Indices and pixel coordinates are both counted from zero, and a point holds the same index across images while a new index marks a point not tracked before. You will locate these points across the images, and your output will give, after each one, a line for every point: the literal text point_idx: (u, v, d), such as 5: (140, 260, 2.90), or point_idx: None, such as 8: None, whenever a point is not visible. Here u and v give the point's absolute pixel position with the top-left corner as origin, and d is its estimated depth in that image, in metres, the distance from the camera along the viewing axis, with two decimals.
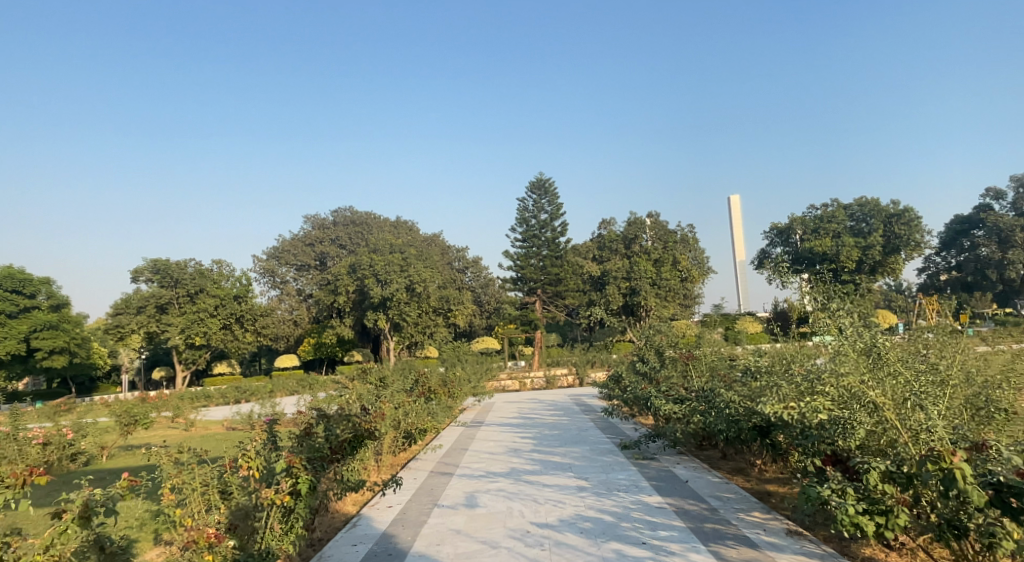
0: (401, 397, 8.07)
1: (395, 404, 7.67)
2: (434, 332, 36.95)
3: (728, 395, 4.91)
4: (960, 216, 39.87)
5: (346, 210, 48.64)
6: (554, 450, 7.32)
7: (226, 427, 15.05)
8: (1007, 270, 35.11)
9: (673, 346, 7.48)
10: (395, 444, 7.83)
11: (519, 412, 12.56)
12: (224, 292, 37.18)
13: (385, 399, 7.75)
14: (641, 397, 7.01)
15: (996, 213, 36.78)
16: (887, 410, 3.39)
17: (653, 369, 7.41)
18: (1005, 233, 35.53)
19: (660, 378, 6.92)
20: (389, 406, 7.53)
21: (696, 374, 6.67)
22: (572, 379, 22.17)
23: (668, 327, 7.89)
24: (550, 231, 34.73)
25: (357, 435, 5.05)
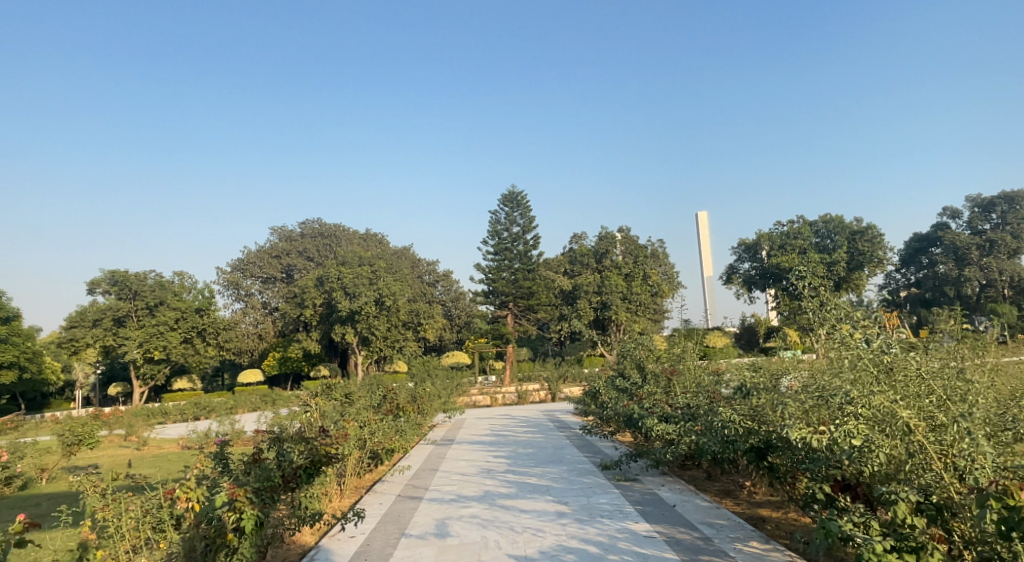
0: (367, 416, 7.59)
1: (360, 423, 7.20)
2: (403, 346, 36.30)
3: (724, 414, 4.58)
4: (919, 234, 40.89)
5: (314, 222, 47.72)
6: (530, 470, 6.92)
7: (181, 445, 14.27)
8: (965, 287, 35.99)
9: (655, 361, 7.16)
10: (360, 465, 7.34)
11: (491, 429, 12.11)
12: (185, 304, 36.01)
13: (349, 418, 7.27)
14: (622, 414, 6.65)
15: (954, 231, 37.81)
16: (917, 433, 3.09)
17: (634, 385, 7.10)
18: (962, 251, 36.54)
19: (641, 393, 6.60)
20: (353, 425, 7.06)
21: (680, 389, 6.35)
22: (544, 394, 21.80)
23: (648, 340, 7.65)
24: (522, 244, 34.46)
25: (317, 459, 4.55)
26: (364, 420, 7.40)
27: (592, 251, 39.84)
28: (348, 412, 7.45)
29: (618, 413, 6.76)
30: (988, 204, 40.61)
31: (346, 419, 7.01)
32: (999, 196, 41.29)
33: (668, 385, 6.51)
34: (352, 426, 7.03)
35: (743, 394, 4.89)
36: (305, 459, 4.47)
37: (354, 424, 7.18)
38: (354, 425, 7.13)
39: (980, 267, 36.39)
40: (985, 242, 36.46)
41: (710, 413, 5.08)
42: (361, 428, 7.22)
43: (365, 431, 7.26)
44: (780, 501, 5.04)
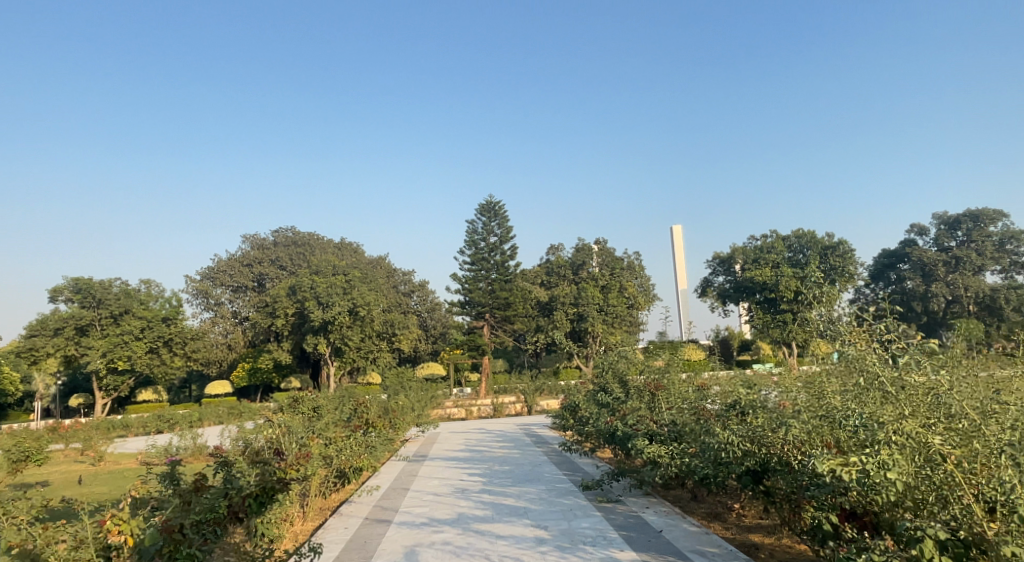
0: (334, 432, 7.18)
1: (325, 440, 6.81)
2: (377, 357, 35.72)
3: (720, 432, 4.30)
4: (887, 250, 41.54)
5: (288, 230, 46.85)
6: (506, 490, 6.55)
7: (141, 460, 13.60)
8: (931, 302, 36.51)
9: (639, 374, 6.85)
10: (325, 485, 6.92)
11: (466, 444, 11.69)
12: (152, 313, 34.95)
13: (315, 435, 6.88)
14: (605, 431, 6.32)
15: (921, 248, 38.48)
16: (951, 463, 2.88)
17: (617, 400, 6.77)
18: (929, 267, 37.18)
19: (625, 409, 6.28)
20: (318, 443, 6.67)
21: (665, 405, 6.06)
22: (520, 407, 21.42)
23: (630, 352, 7.34)
24: (499, 254, 34.18)
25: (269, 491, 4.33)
26: (330, 437, 7.00)
27: (569, 262, 39.72)
28: (314, 428, 7.06)
29: (599, 430, 6.42)
30: (953, 222, 41.48)
31: (311, 437, 6.62)
32: (964, 213, 42.30)
33: (653, 400, 6.21)
34: (317, 444, 6.64)
35: (737, 413, 4.61)
36: (255, 487, 4.09)
37: (320, 441, 6.79)
38: (319, 443, 6.74)
39: (947, 283, 37.08)
40: (952, 259, 37.34)
41: (702, 432, 4.80)
42: (327, 446, 6.83)
43: (331, 449, 6.86)
44: (771, 526, 4.76)
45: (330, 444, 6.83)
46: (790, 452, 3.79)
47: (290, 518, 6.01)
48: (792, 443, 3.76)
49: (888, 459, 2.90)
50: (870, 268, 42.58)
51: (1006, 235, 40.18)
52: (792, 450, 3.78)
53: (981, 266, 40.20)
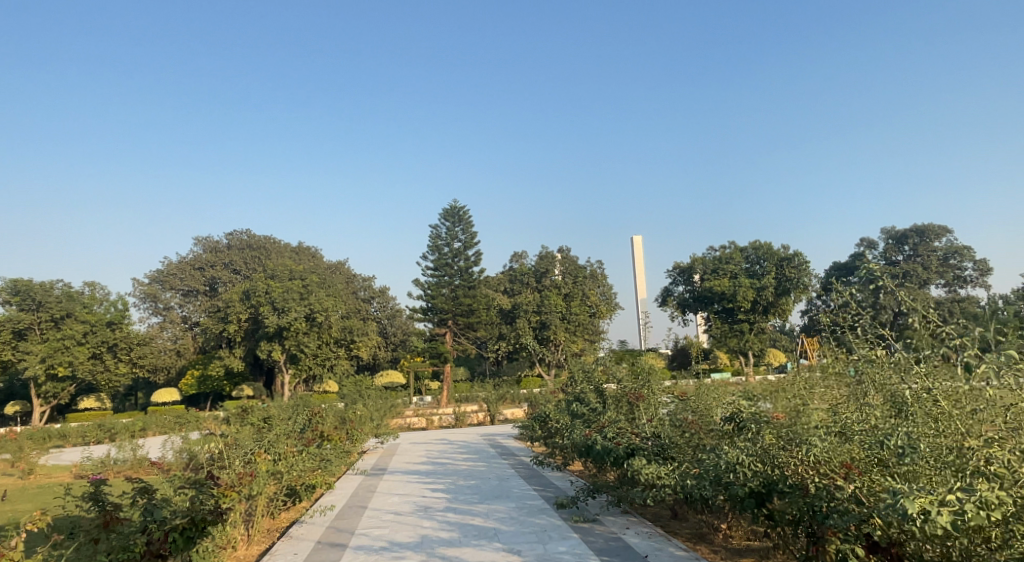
0: (285, 447, 6.62)
1: (275, 455, 6.27)
2: (334, 365, 34.77)
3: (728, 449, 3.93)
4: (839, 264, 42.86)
5: (243, 233, 45.30)
6: (474, 509, 6.06)
7: (75, 475, 12.62)
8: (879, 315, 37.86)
9: (618, 384, 6.46)
10: (273, 505, 6.36)
11: (428, 456, 11.15)
12: (96, 317, 33.23)
13: (264, 452, 6.34)
14: (580, 445, 5.90)
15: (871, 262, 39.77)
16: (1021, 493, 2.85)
17: (593, 410, 6.41)
18: None
19: (601, 421, 5.86)
20: (266, 461, 6.14)
21: (645, 416, 5.67)
22: (482, 416, 20.90)
23: (607, 359, 7.04)
24: (464, 260, 33.72)
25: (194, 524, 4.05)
26: (282, 452, 6.46)
27: (531, 270, 39.42)
28: (264, 443, 6.52)
29: (572, 442, 6.01)
30: (901, 237, 43.07)
31: (257, 454, 6.09)
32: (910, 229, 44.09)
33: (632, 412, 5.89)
34: (266, 462, 6.12)
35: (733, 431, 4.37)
36: (183, 518, 4.06)
37: (268, 458, 6.26)
38: (268, 460, 6.22)
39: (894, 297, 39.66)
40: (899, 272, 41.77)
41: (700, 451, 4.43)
42: (277, 463, 6.28)
43: (282, 465, 6.33)
44: (761, 547, 4.43)
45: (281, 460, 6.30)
46: (806, 473, 3.52)
47: (232, 543, 5.48)
48: (810, 464, 3.49)
49: (990, 495, 2.67)
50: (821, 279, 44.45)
51: (949, 251, 41.71)
52: (806, 472, 3.52)
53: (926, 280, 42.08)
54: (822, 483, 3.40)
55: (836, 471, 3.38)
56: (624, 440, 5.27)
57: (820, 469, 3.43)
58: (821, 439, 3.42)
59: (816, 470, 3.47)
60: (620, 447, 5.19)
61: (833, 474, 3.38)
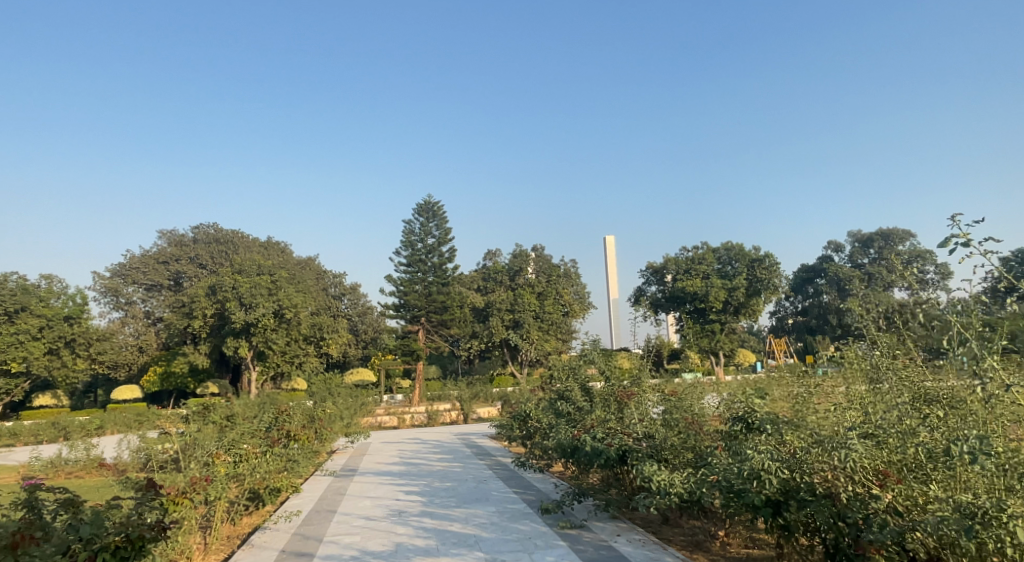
0: (243, 448, 6.20)
1: (234, 460, 5.80)
2: (302, 363, 33.99)
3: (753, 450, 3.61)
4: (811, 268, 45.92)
5: (210, 227, 44.07)
6: (452, 513, 5.68)
7: (23, 476, 11.87)
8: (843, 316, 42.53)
9: (605, 380, 6.12)
10: (233, 511, 5.91)
11: (400, 456, 10.72)
12: (53, 311, 31.86)
13: (223, 456, 5.88)
14: (567, 445, 5.52)
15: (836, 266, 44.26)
16: None
17: (580, 409, 6.07)
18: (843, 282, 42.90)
19: (590, 421, 5.49)
20: (226, 465, 5.67)
21: (634, 414, 5.30)
22: (455, 415, 20.47)
23: (595, 354, 6.71)
24: (437, 257, 33.30)
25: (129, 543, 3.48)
26: (243, 456, 5.99)
27: (505, 268, 39.08)
28: (224, 447, 6.05)
29: (558, 441, 5.64)
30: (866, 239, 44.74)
31: (214, 458, 5.62)
32: (875, 232, 45.18)
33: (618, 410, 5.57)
34: (225, 467, 5.65)
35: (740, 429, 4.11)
36: (116, 536, 3.48)
37: (228, 462, 5.79)
38: (228, 465, 5.76)
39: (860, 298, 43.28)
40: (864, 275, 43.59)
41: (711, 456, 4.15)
42: (236, 468, 5.80)
43: (243, 469, 5.85)
44: (762, 555, 4.17)
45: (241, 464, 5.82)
46: (837, 481, 3.34)
47: (185, 554, 5.05)
48: (843, 471, 3.30)
49: None
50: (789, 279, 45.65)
51: (912, 254, 42.68)
52: (836, 479, 3.35)
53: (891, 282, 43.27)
54: (853, 491, 3.28)
55: (871, 480, 3.28)
56: (617, 440, 4.93)
57: (855, 477, 3.26)
58: (859, 444, 3.20)
59: (850, 478, 3.29)
60: (614, 448, 4.82)
61: (868, 482, 3.28)
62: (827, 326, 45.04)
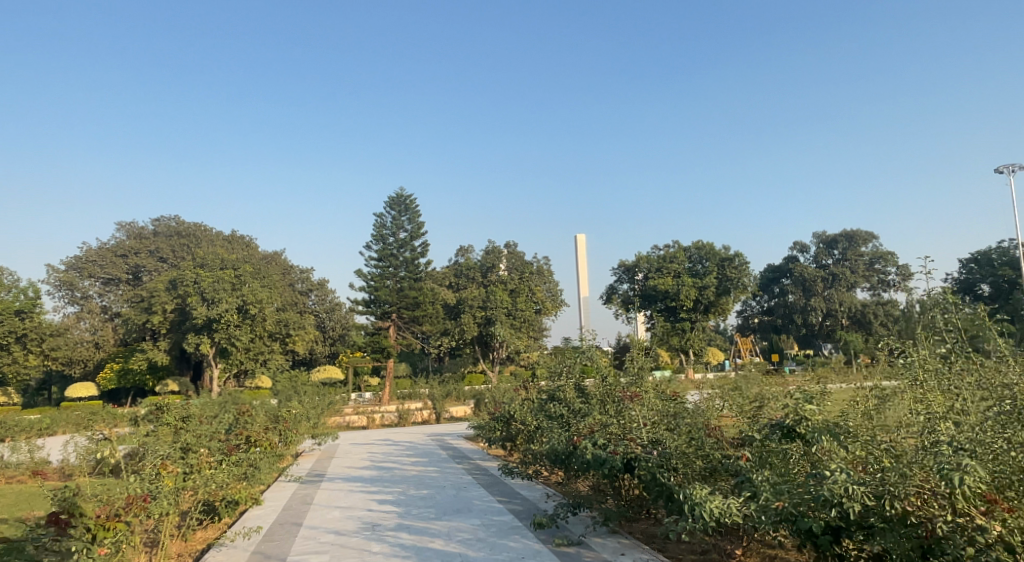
0: (196, 456, 5.63)
1: (184, 470, 5.17)
2: (267, 360, 32.97)
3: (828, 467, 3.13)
4: (775, 265, 47.69)
5: (171, 219, 42.51)
6: (432, 527, 5.14)
7: None
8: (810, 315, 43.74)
9: (605, 374, 5.63)
10: (184, 525, 5.24)
11: (372, 459, 10.14)
12: (2, 305, 30.23)
13: (172, 465, 5.25)
14: (562, 450, 4.99)
15: (801, 265, 45.36)
16: None
17: (575, 410, 5.57)
18: (808, 283, 44.30)
19: (590, 425, 4.98)
20: (174, 475, 5.05)
21: (640, 415, 4.83)
22: (427, 414, 19.84)
23: (593, 351, 6.20)
24: (409, 251, 32.64)
25: None
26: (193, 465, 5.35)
27: (477, 264, 38.54)
28: (175, 455, 5.43)
29: (551, 447, 5.13)
30: (831, 241, 45.88)
31: (160, 468, 4.99)
32: (840, 233, 45.79)
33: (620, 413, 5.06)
34: (173, 477, 5.03)
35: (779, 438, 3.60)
36: None
37: (178, 472, 5.16)
38: (178, 476, 5.13)
39: (824, 298, 43.87)
40: (828, 275, 44.19)
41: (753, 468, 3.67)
42: (186, 478, 5.18)
43: (195, 479, 5.23)
44: None
45: (193, 474, 5.20)
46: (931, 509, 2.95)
47: None
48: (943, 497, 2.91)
49: None
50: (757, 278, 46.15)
51: (874, 255, 44.87)
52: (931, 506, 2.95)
53: (853, 283, 44.40)
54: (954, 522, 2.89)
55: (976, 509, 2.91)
56: (623, 447, 4.32)
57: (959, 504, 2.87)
58: (976, 465, 2.78)
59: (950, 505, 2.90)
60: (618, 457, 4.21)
61: (972, 511, 2.91)
62: (792, 326, 45.90)
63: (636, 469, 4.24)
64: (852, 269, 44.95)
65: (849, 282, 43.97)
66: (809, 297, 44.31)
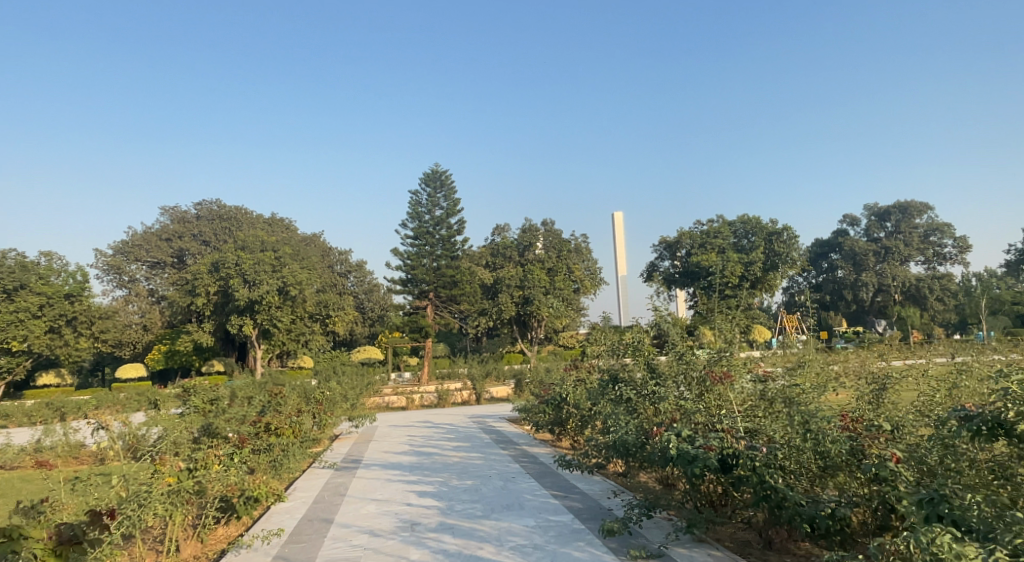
0: (204, 452, 5.03)
1: (191, 464, 4.68)
2: (309, 341, 33.03)
3: None
4: (821, 240, 46.23)
5: (213, 203, 42.67)
6: (479, 528, 4.42)
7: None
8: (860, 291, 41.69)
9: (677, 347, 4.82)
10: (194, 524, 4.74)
11: (411, 443, 9.53)
12: (53, 289, 30.80)
13: (177, 462, 4.77)
14: (635, 443, 4.22)
15: (852, 239, 43.41)
16: None
17: (643, 394, 4.76)
18: (859, 257, 42.27)
19: (673, 414, 4.17)
20: (177, 472, 4.56)
21: (735, 399, 4.02)
22: (467, 394, 19.27)
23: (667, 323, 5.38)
24: (446, 229, 31.98)
25: None
26: (202, 458, 4.82)
27: (514, 243, 37.76)
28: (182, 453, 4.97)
29: (618, 439, 4.34)
30: (884, 213, 43.75)
31: (157, 466, 4.50)
32: (892, 204, 43.49)
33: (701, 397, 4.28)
34: (175, 475, 4.54)
35: (958, 436, 2.76)
36: None
37: (182, 468, 4.67)
38: (183, 473, 4.62)
39: (875, 272, 41.74)
40: (880, 249, 42.39)
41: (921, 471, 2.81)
42: (193, 473, 4.66)
43: (203, 472, 4.73)
44: None
45: (201, 465, 4.71)
46: None
47: None
48: None
49: None
50: (804, 253, 44.32)
51: (930, 228, 42.70)
52: None
53: (907, 256, 42.23)
54: None
55: None
56: (717, 442, 3.42)
57: None
58: None
59: None
60: (714, 452, 3.32)
61: None
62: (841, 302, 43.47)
63: (734, 468, 3.40)
64: (907, 242, 42.80)
65: (903, 256, 41.97)
66: (860, 273, 42.25)
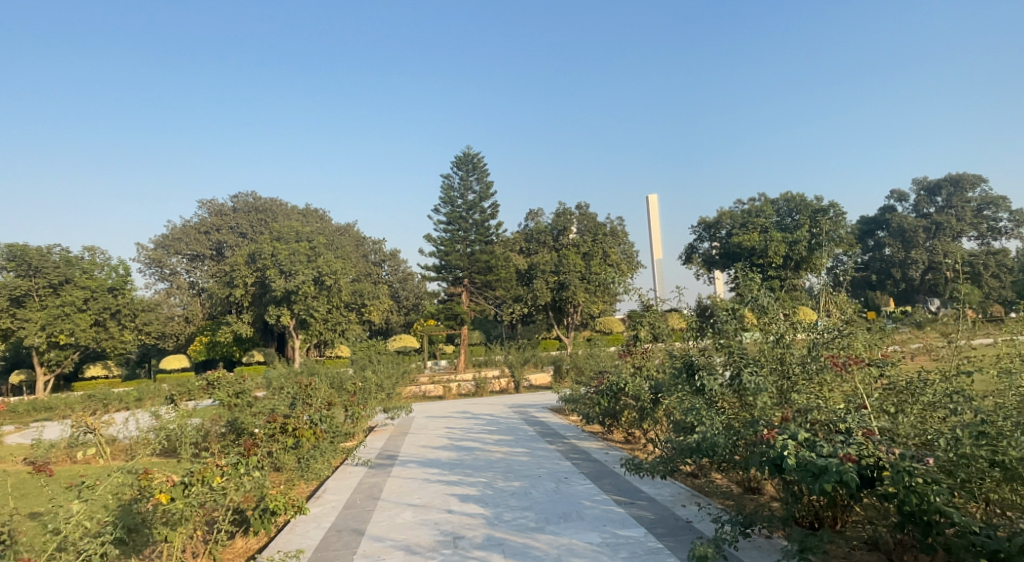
0: (206, 463, 4.22)
1: (187, 476, 3.98)
2: (345, 330, 32.82)
3: None
4: (865, 216, 44.47)
5: (249, 195, 42.75)
6: (535, 547, 3.72)
7: (27, 458, 10.35)
8: (910, 269, 39.57)
9: (771, 338, 4.12)
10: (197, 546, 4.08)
11: (448, 435, 8.94)
12: (96, 283, 31.16)
13: (169, 477, 4.02)
14: (729, 447, 3.49)
15: (899, 215, 41.54)
16: None
17: (730, 387, 4.03)
18: (908, 234, 40.35)
19: (780, 412, 3.40)
20: (168, 489, 3.88)
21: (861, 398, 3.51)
22: (505, 383, 18.65)
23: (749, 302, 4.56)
24: (479, 213, 31.34)
25: None
26: (199, 469, 4.10)
27: (549, 228, 36.94)
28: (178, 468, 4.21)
29: (705, 439, 3.58)
30: (932, 187, 41.69)
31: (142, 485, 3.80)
32: (942, 177, 41.22)
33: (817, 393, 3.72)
34: (166, 493, 3.84)
35: None
36: None
37: (175, 482, 3.99)
38: (176, 489, 3.90)
39: (926, 249, 39.66)
40: (930, 225, 40.38)
41: None
42: (189, 489, 3.96)
43: (201, 486, 4.02)
44: None
45: (198, 478, 4.01)
46: None
47: None
48: None
49: None
50: (849, 230, 42.57)
51: (983, 202, 40.53)
52: None
53: (959, 231, 40.04)
54: None
55: None
56: (855, 449, 2.62)
57: None
58: None
59: None
60: (851, 464, 2.53)
61: None
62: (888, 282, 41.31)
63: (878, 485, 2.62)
64: (958, 217, 40.75)
65: (954, 232, 39.94)
66: (908, 250, 40.27)
